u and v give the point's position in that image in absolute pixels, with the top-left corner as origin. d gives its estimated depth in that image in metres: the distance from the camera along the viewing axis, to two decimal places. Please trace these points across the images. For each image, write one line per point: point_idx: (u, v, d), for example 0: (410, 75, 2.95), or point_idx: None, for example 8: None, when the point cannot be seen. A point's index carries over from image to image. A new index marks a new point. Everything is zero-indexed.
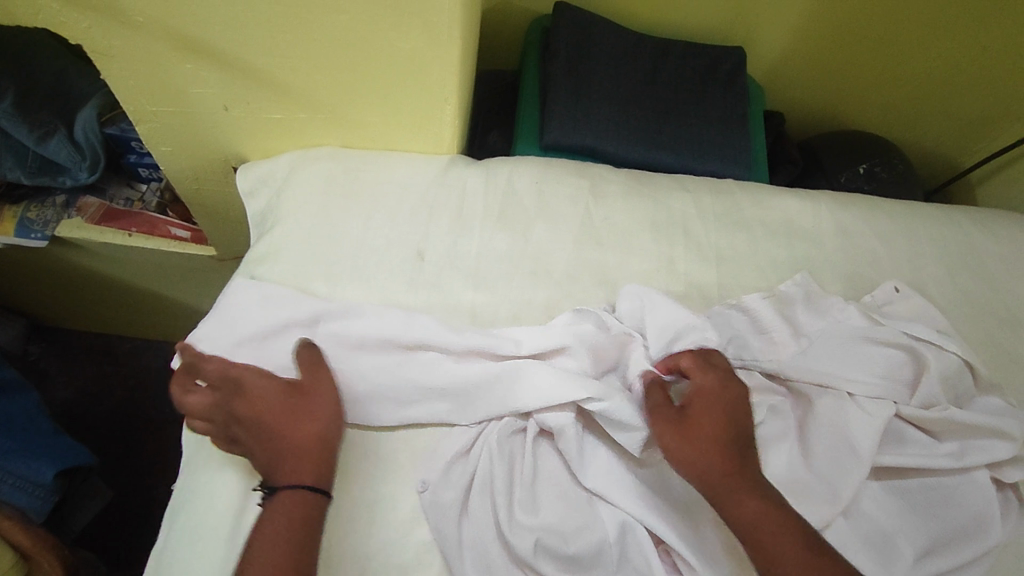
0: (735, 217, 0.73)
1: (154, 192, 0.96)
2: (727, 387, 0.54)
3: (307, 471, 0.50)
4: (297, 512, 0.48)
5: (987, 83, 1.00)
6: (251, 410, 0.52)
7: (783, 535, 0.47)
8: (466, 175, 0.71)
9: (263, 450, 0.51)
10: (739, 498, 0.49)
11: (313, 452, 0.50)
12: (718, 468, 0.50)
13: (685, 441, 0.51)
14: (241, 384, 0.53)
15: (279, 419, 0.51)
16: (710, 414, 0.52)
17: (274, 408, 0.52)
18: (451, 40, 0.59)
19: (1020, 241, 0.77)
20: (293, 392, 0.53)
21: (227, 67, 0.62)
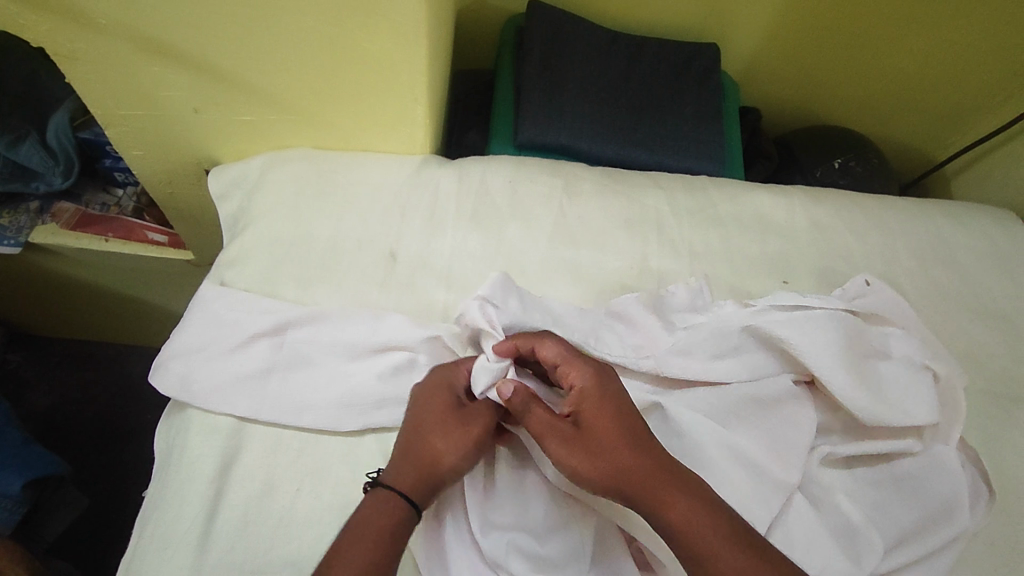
0: (708, 214, 0.73)
1: (131, 197, 0.94)
2: (606, 381, 0.51)
3: (415, 484, 0.49)
4: (382, 516, 0.47)
5: (959, 77, 1.01)
6: (421, 409, 0.52)
7: (716, 535, 0.44)
8: (439, 175, 0.71)
9: (401, 446, 0.51)
10: (662, 502, 0.46)
11: (422, 466, 0.50)
12: (631, 475, 0.47)
13: (589, 456, 0.48)
14: (435, 378, 0.54)
15: (434, 431, 0.51)
16: (606, 417, 0.49)
17: (437, 420, 0.51)
18: (418, 39, 0.59)
19: (990, 233, 0.78)
20: (463, 412, 0.52)
21: (194, 69, 0.62)
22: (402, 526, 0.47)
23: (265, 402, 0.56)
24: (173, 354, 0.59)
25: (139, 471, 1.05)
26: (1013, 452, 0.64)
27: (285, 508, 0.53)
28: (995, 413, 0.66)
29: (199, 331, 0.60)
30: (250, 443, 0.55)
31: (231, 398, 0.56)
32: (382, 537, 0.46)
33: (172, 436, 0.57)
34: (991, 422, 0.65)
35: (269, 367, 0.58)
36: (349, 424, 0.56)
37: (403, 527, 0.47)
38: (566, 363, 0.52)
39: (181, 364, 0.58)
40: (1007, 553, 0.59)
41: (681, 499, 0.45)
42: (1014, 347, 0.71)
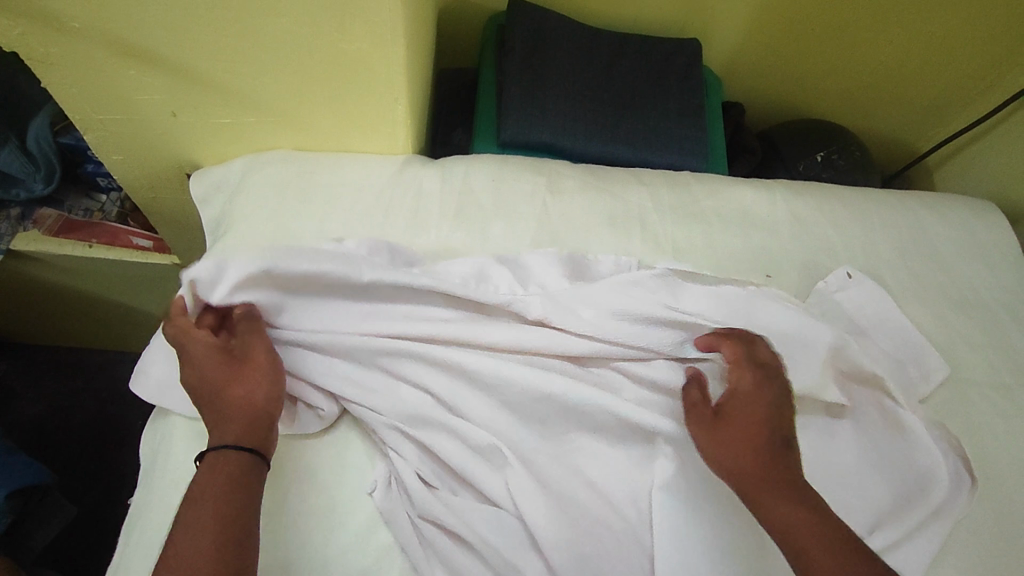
0: (691, 209, 0.73)
1: (114, 202, 0.95)
2: (761, 386, 0.55)
3: (242, 433, 0.50)
4: (221, 477, 0.47)
5: (938, 68, 1.01)
6: (197, 371, 0.52)
7: (820, 542, 0.46)
8: (421, 175, 0.71)
9: (203, 409, 0.51)
10: (774, 500, 0.48)
11: (239, 416, 0.50)
12: (751, 469, 0.50)
13: (719, 446, 0.52)
14: (180, 336, 0.53)
15: (223, 381, 0.52)
16: (747, 416, 0.53)
17: (218, 370, 0.52)
18: (395, 39, 0.58)
19: (970, 223, 0.79)
20: (235, 353, 0.54)
21: (170, 72, 0.62)
22: (250, 473, 0.48)
23: None
24: (150, 358, 0.58)
25: (128, 477, 1.04)
26: (995, 440, 0.65)
27: None
28: (976, 402, 0.67)
29: None
30: None
31: None
32: (228, 494, 0.46)
33: (156, 442, 0.57)
34: (972, 411, 0.66)
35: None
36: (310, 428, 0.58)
37: (254, 474, 0.48)
38: (734, 363, 0.55)
39: (161, 370, 0.58)
40: (990, 541, 0.59)
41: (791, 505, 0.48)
42: (995, 336, 0.71)
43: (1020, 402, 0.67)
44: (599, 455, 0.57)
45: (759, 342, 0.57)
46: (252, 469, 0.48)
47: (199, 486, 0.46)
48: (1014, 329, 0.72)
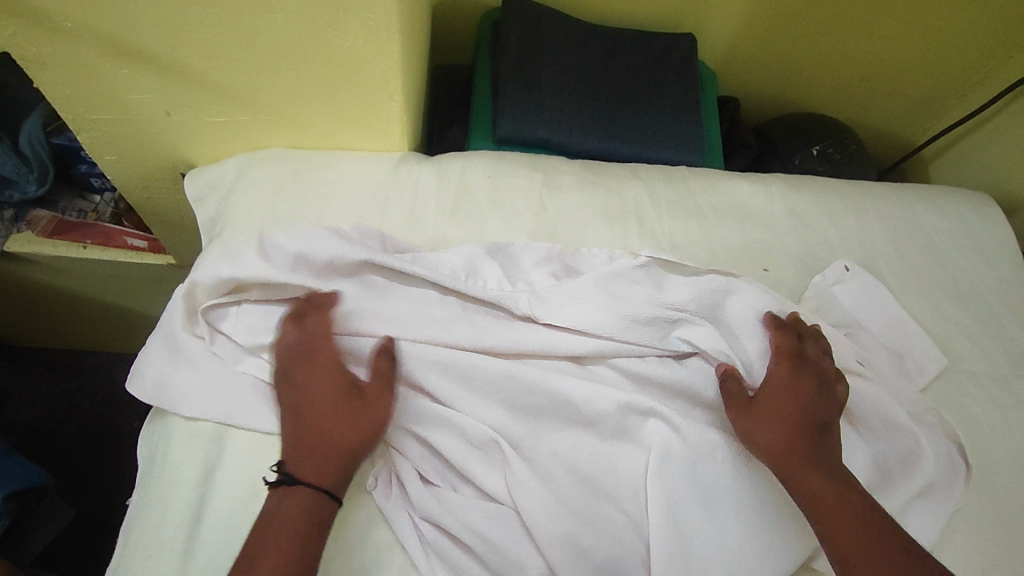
0: (688, 204, 0.73)
1: (108, 203, 0.93)
2: (794, 372, 0.58)
3: (326, 467, 0.51)
4: (300, 510, 0.49)
5: (932, 61, 1.02)
6: (310, 391, 0.54)
7: (849, 518, 0.51)
8: (417, 172, 0.71)
9: (295, 428, 0.53)
10: (807, 473, 0.53)
11: (332, 451, 0.52)
12: (786, 447, 0.54)
13: (759, 428, 0.55)
14: (308, 353, 0.55)
15: (325, 418, 0.53)
16: (782, 397, 0.56)
17: (326, 403, 0.54)
18: (390, 36, 0.58)
19: (966, 215, 0.79)
20: (354, 395, 0.54)
21: (164, 71, 0.61)
22: (321, 511, 0.50)
23: (235, 405, 0.56)
24: (148, 357, 0.58)
25: (125, 479, 1.04)
26: (992, 431, 0.65)
27: None
28: (973, 393, 0.67)
29: (173, 338, 0.59)
30: (232, 447, 0.55)
31: (204, 401, 0.56)
32: (303, 530, 0.48)
33: (154, 443, 0.56)
34: (969, 402, 0.66)
35: (234, 365, 0.57)
36: None
37: (324, 512, 0.50)
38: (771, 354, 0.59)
39: (159, 370, 0.57)
40: (988, 531, 0.60)
41: (821, 478, 0.52)
42: (990, 327, 0.72)
43: (1016, 392, 0.68)
44: (597, 450, 0.56)
45: (802, 340, 0.60)
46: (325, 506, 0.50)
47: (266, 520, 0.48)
48: (1010, 320, 0.72)
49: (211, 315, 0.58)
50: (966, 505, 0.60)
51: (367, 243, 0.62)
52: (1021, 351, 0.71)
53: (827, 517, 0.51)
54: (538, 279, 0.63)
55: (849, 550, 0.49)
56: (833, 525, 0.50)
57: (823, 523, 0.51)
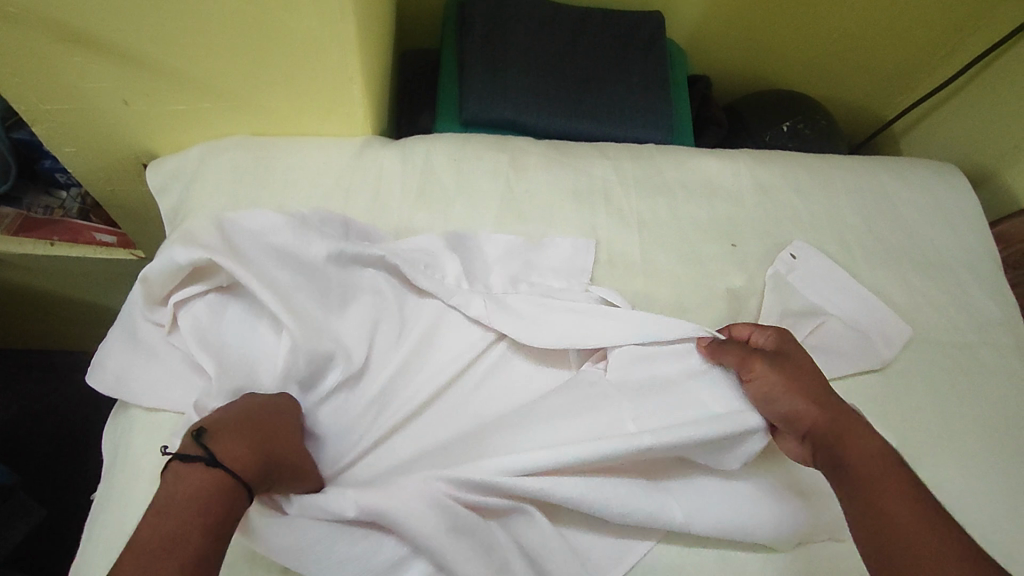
0: (655, 181, 0.73)
1: (75, 199, 0.92)
2: (795, 352, 0.57)
3: (252, 470, 0.43)
4: (209, 494, 0.41)
5: (902, 35, 1.02)
6: (259, 405, 0.49)
7: (893, 485, 0.47)
8: (382, 156, 0.70)
9: (232, 414, 0.46)
10: (856, 435, 0.50)
11: (258, 468, 0.44)
12: (826, 406, 0.52)
13: (794, 385, 0.54)
14: (286, 400, 0.51)
15: (265, 437, 0.46)
16: (812, 369, 0.56)
17: (270, 426, 0.47)
18: (345, 16, 0.57)
19: (933, 186, 0.79)
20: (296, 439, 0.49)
21: (117, 57, 0.60)
22: (229, 513, 0.41)
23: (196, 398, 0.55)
24: (109, 349, 0.57)
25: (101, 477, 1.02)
26: (958, 398, 0.65)
27: None
28: (939, 361, 0.67)
29: (137, 328, 0.58)
30: None
31: (166, 393, 0.55)
32: (206, 526, 0.40)
33: (117, 435, 0.56)
34: (936, 371, 0.67)
35: (195, 358, 0.56)
36: None
37: (231, 513, 0.41)
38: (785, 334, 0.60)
39: (119, 362, 0.56)
40: (954, 496, 0.60)
41: (870, 441, 0.50)
42: (956, 295, 0.72)
43: (981, 359, 0.68)
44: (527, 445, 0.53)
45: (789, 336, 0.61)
46: (237, 496, 0.42)
47: (172, 494, 0.40)
48: (976, 289, 0.73)
49: (177, 305, 0.57)
50: (930, 471, 0.61)
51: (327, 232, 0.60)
52: (986, 318, 0.71)
53: (866, 480, 0.48)
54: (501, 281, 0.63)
55: (892, 517, 0.45)
56: (882, 483, 0.47)
57: (861, 488, 0.47)
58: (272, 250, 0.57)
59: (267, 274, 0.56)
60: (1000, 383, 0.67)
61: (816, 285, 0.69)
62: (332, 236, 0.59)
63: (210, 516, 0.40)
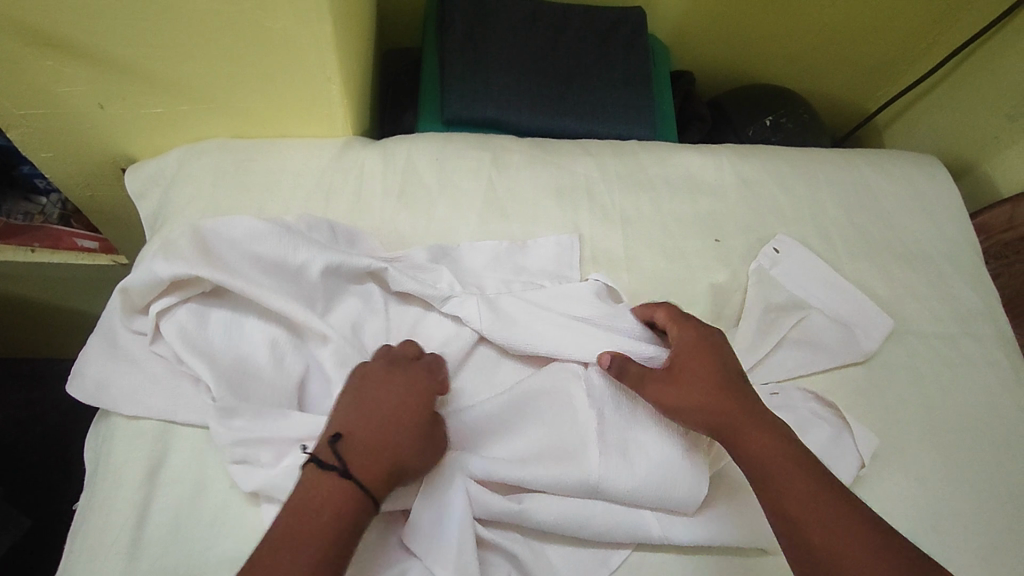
0: (638, 178, 0.73)
1: (55, 204, 0.90)
2: (703, 336, 0.56)
3: (374, 472, 0.47)
4: (338, 501, 0.45)
5: (882, 28, 1.02)
6: (394, 394, 0.50)
7: (798, 477, 0.48)
8: (363, 156, 0.70)
9: (357, 414, 0.49)
10: (750, 435, 0.50)
11: (383, 466, 0.47)
12: (723, 411, 0.51)
13: (685, 396, 0.52)
14: (420, 374, 0.52)
15: (397, 440, 0.48)
16: (704, 365, 0.54)
17: (403, 423, 0.49)
18: (322, 16, 0.57)
19: (913, 178, 0.80)
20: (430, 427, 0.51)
21: (91, 61, 0.59)
22: (358, 516, 0.45)
23: (179, 402, 0.54)
24: (89, 357, 0.56)
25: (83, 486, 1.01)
26: (940, 389, 0.66)
27: (218, 507, 0.52)
28: (921, 352, 0.68)
29: (118, 336, 0.57)
30: (177, 444, 0.54)
31: (148, 399, 0.55)
32: (333, 529, 0.44)
33: (98, 444, 0.55)
34: (919, 362, 0.67)
35: (176, 368, 0.55)
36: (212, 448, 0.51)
37: (358, 515, 0.45)
38: (674, 323, 0.57)
39: (99, 370, 0.56)
40: (937, 487, 0.61)
41: (766, 438, 0.50)
42: (938, 287, 0.73)
43: (962, 350, 0.69)
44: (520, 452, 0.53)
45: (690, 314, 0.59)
46: (365, 506, 0.46)
47: (304, 498, 0.45)
48: (957, 280, 0.74)
49: (158, 313, 0.56)
50: (913, 462, 0.62)
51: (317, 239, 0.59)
52: (967, 308, 0.72)
53: (776, 479, 0.48)
54: (489, 283, 0.62)
55: (799, 513, 0.46)
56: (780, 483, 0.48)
57: (766, 487, 0.48)
58: (251, 252, 0.56)
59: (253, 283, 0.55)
60: (981, 373, 0.68)
61: (800, 280, 0.69)
62: (324, 245, 0.58)
63: (340, 521, 0.44)
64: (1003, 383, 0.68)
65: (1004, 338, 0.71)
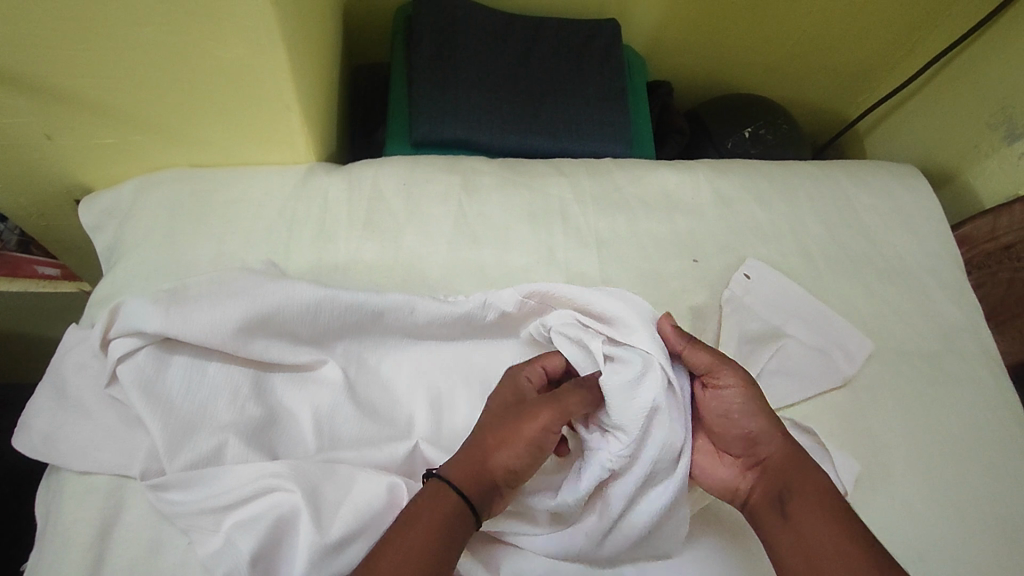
0: (613, 198, 0.71)
1: (11, 230, 0.84)
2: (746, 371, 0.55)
3: (465, 472, 0.46)
4: (428, 517, 0.44)
5: (860, 35, 1.01)
6: (500, 392, 0.52)
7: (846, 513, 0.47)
8: (327, 183, 0.67)
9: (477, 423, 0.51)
10: (807, 469, 0.50)
11: (477, 459, 0.47)
12: (786, 441, 0.51)
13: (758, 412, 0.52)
14: (524, 370, 0.53)
15: (495, 423, 0.49)
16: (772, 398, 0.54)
17: (502, 407, 0.50)
18: (275, 43, 0.54)
19: (893, 190, 0.79)
20: (523, 407, 0.49)
21: (32, 93, 0.56)
22: (450, 527, 0.44)
23: (131, 455, 0.51)
24: (38, 408, 0.53)
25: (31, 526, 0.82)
26: (924, 411, 0.65)
27: (174, 565, 0.49)
28: (905, 371, 0.66)
29: (67, 380, 0.54)
30: (132, 499, 0.51)
31: (100, 453, 0.51)
32: (421, 544, 0.42)
33: (48, 499, 0.52)
34: (902, 382, 0.66)
35: (127, 416, 0.52)
36: (161, 502, 0.49)
37: (446, 528, 0.44)
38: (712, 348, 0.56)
39: (47, 422, 0.53)
40: (925, 513, 0.59)
41: (820, 475, 0.49)
42: (920, 302, 0.71)
43: (946, 368, 0.68)
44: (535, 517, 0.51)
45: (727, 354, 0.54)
46: (456, 515, 0.45)
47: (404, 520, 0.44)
48: (940, 295, 0.72)
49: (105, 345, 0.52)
50: (898, 487, 0.60)
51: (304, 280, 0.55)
52: (950, 324, 0.70)
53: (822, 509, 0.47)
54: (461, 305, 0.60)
55: (835, 540, 0.45)
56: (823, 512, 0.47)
57: (810, 514, 0.47)
58: (221, 289, 0.53)
59: (205, 333, 0.50)
60: (966, 391, 0.67)
61: (778, 300, 0.67)
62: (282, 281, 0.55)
63: (430, 539, 0.43)
64: (988, 401, 0.67)
65: (989, 354, 0.70)
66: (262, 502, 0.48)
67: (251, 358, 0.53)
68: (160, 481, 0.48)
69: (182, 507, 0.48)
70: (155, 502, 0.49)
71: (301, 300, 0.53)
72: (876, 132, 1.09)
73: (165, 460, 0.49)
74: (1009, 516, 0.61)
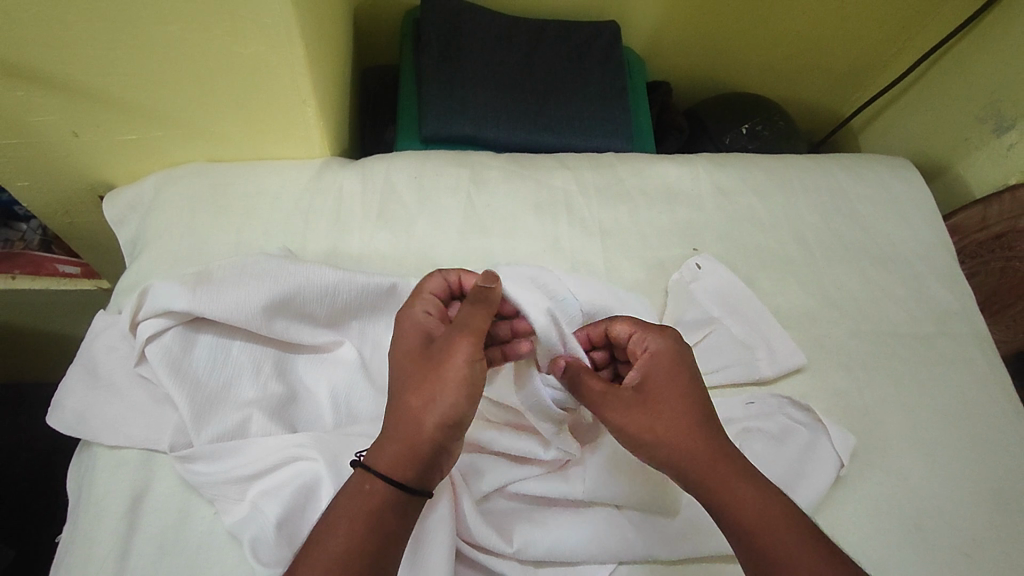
0: (616, 190, 0.74)
1: (36, 230, 0.88)
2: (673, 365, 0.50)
3: (392, 453, 0.45)
4: (362, 503, 0.43)
5: (853, 35, 1.04)
6: (399, 347, 0.50)
7: (786, 537, 0.43)
8: (341, 177, 0.70)
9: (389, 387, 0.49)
10: (734, 486, 0.45)
11: (403, 432, 0.45)
12: (703, 455, 0.46)
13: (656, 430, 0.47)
14: (414, 314, 0.51)
15: (414, 380, 0.47)
16: (675, 402, 0.48)
17: (414, 358, 0.48)
18: (292, 40, 0.57)
19: (885, 181, 0.81)
20: (436, 355, 0.47)
21: (63, 90, 0.59)
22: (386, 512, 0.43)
23: (160, 430, 0.54)
24: (70, 388, 0.56)
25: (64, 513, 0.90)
26: (918, 389, 0.67)
27: (202, 533, 0.51)
28: (900, 354, 0.69)
29: (96, 361, 0.57)
30: (160, 474, 0.53)
31: (129, 428, 0.54)
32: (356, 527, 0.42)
33: (81, 474, 0.55)
34: (897, 363, 0.68)
35: (155, 394, 0.55)
36: (188, 471, 0.51)
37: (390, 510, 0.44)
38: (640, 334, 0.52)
39: (78, 400, 0.55)
40: (919, 486, 0.62)
41: (751, 493, 0.45)
42: (912, 287, 0.74)
43: (940, 350, 0.70)
44: (539, 479, 0.55)
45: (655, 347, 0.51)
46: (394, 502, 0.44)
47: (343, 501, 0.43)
48: (933, 281, 0.75)
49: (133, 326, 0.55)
50: (894, 462, 0.62)
51: (321, 266, 0.58)
52: (943, 308, 0.73)
53: (759, 536, 0.44)
54: None
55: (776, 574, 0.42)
56: (761, 539, 0.43)
57: (748, 541, 0.44)
58: (243, 272, 0.55)
59: (229, 313, 0.53)
60: (959, 371, 0.69)
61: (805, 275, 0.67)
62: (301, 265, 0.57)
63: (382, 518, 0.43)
64: (980, 380, 0.69)
65: (982, 337, 0.72)
66: (287, 470, 0.51)
67: (274, 338, 0.56)
68: (187, 453, 0.51)
69: (207, 476, 0.51)
70: (181, 470, 0.52)
71: (321, 284, 0.55)
72: (871, 130, 1.12)
73: (191, 430, 0.52)
74: (1002, 490, 0.63)
